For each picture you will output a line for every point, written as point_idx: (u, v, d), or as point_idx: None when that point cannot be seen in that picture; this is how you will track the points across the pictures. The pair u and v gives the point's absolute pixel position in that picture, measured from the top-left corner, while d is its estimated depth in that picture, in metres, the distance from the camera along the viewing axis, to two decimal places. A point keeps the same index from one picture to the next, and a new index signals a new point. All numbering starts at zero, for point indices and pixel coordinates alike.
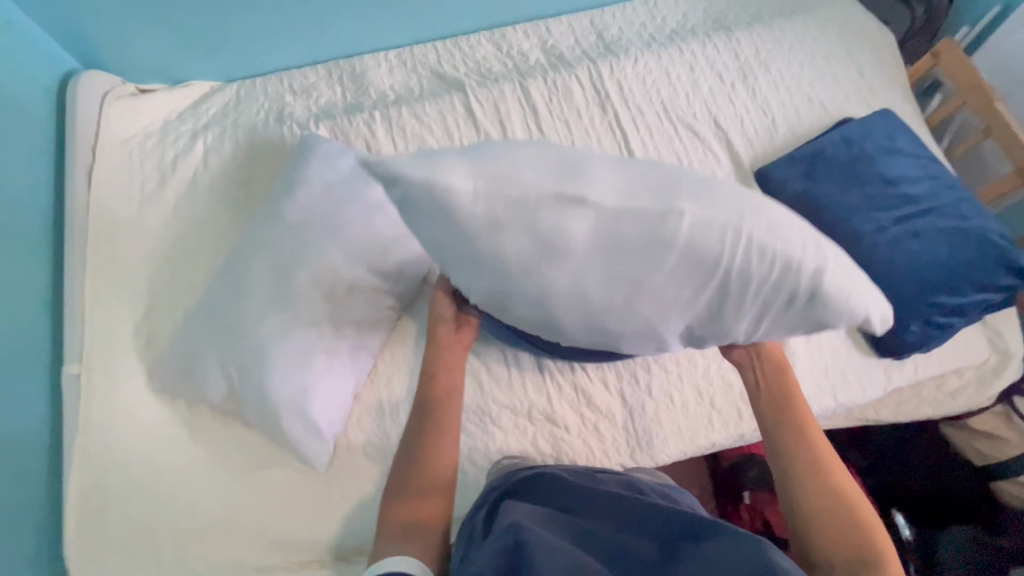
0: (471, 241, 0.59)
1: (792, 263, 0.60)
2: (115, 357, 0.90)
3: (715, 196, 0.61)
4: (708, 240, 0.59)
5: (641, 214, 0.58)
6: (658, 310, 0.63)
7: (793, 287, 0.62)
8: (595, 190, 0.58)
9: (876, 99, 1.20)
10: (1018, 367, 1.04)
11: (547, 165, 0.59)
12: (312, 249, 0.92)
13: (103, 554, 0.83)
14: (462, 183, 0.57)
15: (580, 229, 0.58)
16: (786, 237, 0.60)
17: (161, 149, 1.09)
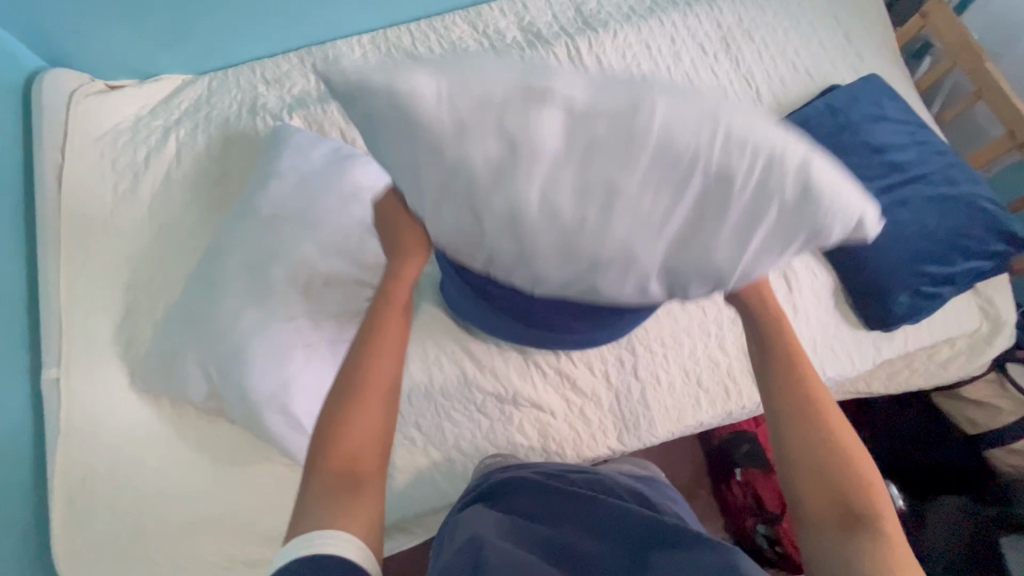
0: (429, 151, 0.49)
1: (776, 151, 0.46)
2: (96, 360, 0.90)
3: (695, 93, 0.48)
4: (685, 133, 0.46)
5: (615, 113, 0.46)
6: (637, 235, 0.47)
7: (782, 174, 0.46)
8: (564, 84, 0.47)
9: (863, 64, 1.16)
10: (1010, 335, 1.03)
11: (517, 66, 0.49)
12: (287, 243, 0.91)
13: (92, 556, 0.84)
14: (429, 87, 0.48)
15: (553, 131, 0.46)
16: (773, 129, 0.47)
17: (133, 146, 1.06)
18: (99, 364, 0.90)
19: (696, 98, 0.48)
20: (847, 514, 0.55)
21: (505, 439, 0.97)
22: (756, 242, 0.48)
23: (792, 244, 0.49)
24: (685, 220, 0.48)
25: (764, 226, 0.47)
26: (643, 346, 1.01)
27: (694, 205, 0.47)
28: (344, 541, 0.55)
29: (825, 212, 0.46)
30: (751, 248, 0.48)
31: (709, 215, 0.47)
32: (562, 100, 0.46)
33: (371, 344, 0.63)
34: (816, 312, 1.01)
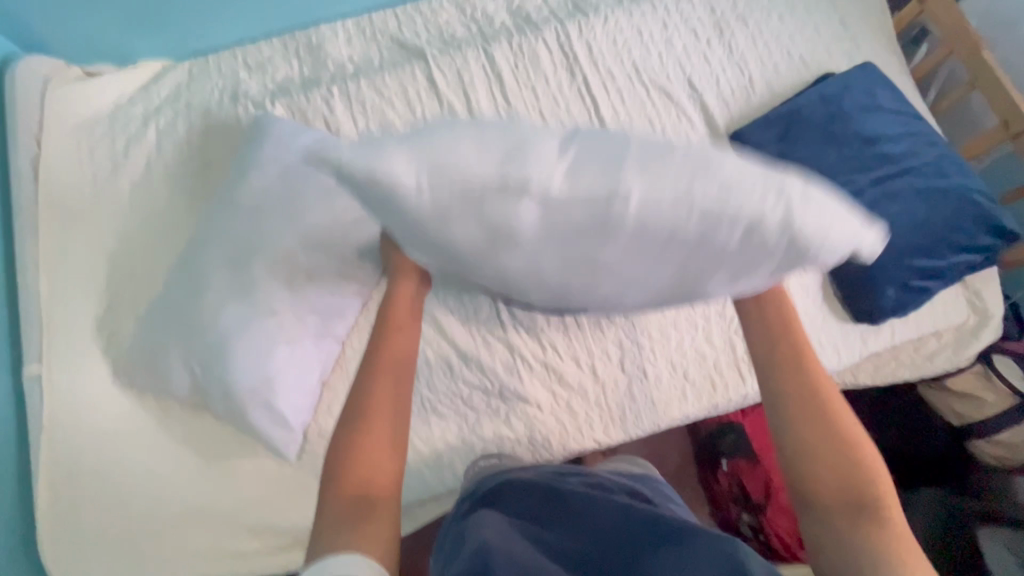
0: (422, 233, 0.56)
1: (758, 216, 0.53)
2: (77, 354, 0.90)
3: (679, 163, 0.52)
4: (665, 219, 0.53)
5: (588, 204, 0.52)
6: (624, 282, 0.60)
7: (766, 232, 0.54)
8: (541, 171, 0.51)
9: (858, 52, 1.14)
10: (996, 328, 1.03)
11: (492, 140, 0.53)
12: (268, 237, 0.90)
13: (81, 549, 0.85)
14: (404, 178, 0.52)
15: (524, 220, 0.53)
16: (745, 196, 0.52)
17: (111, 135, 1.04)
18: (82, 358, 0.90)
19: (660, 177, 0.52)
20: (866, 505, 0.55)
21: (491, 432, 0.97)
22: (724, 279, 0.59)
23: (773, 269, 0.58)
24: (672, 272, 0.59)
25: (730, 273, 0.58)
26: (630, 340, 1.00)
27: (682, 262, 0.57)
28: (349, 558, 0.53)
29: (801, 250, 0.55)
30: (719, 285, 0.60)
31: (687, 271, 0.59)
32: (529, 201, 0.52)
33: (380, 368, 0.67)
34: (803, 305, 1.00)
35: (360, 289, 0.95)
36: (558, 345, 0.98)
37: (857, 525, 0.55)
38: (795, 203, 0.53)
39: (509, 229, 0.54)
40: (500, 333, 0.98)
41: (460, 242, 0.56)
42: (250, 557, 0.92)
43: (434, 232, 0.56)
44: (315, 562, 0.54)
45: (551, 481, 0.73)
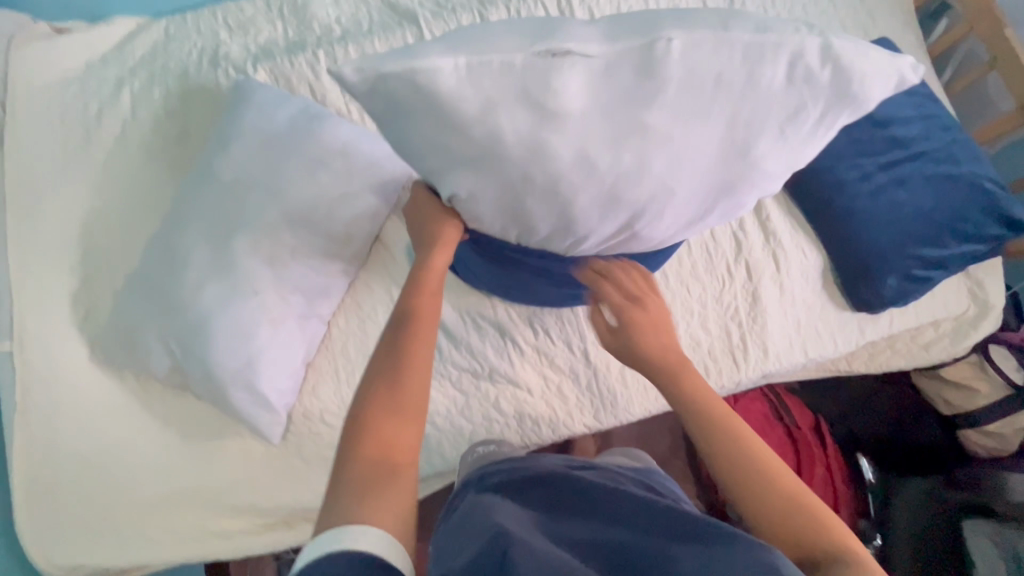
0: (459, 135, 0.52)
1: (792, 47, 0.53)
2: (52, 331, 0.87)
3: (696, 20, 0.54)
4: (702, 54, 0.52)
5: (632, 52, 0.52)
6: (676, 168, 0.54)
7: (807, 63, 0.53)
8: (579, 42, 0.52)
9: (875, 26, 1.08)
10: (996, 319, 1.01)
11: (523, 32, 0.53)
12: (249, 212, 0.86)
13: (60, 528, 0.84)
14: (446, 57, 0.51)
15: (575, 85, 0.51)
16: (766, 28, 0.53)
17: (83, 99, 0.97)
18: (57, 335, 0.87)
19: (692, 26, 0.53)
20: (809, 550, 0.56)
21: (480, 415, 0.96)
22: (773, 138, 0.55)
23: (820, 115, 0.55)
24: (724, 140, 0.54)
25: (779, 119, 0.54)
26: None
27: (729, 113, 0.53)
28: (374, 534, 0.53)
29: (843, 77, 0.53)
30: (769, 148, 0.55)
31: (736, 129, 0.54)
32: (576, 55, 0.51)
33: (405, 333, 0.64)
34: (802, 293, 0.98)
35: (347, 269, 0.92)
36: (551, 329, 0.96)
37: (810, 564, 0.55)
38: (821, 40, 0.53)
39: (556, 102, 0.51)
40: (490, 316, 0.94)
41: (512, 132, 0.52)
42: (236, 537, 0.91)
43: (491, 132, 0.52)
44: (337, 527, 0.53)
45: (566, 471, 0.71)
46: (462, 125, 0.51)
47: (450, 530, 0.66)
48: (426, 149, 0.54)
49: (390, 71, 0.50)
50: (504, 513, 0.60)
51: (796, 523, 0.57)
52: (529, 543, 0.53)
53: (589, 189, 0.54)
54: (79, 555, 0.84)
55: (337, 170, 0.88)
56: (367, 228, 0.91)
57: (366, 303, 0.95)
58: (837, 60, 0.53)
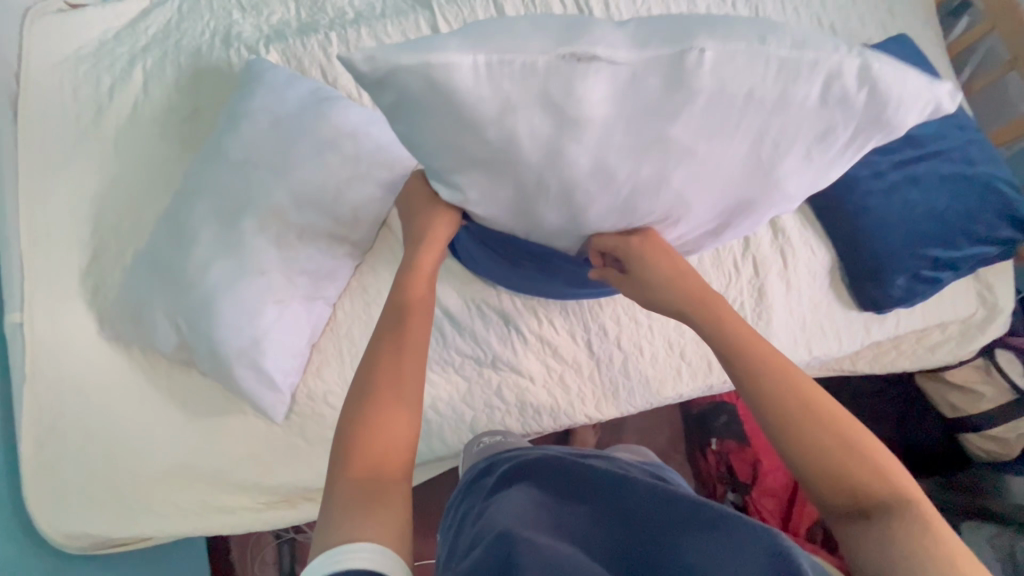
0: (476, 134, 0.53)
1: (833, 67, 0.50)
2: (62, 305, 0.88)
3: (733, 24, 0.51)
4: (737, 72, 0.50)
5: (661, 60, 0.49)
6: (694, 181, 0.58)
7: (845, 84, 0.51)
8: (605, 45, 0.49)
9: (894, 22, 1.06)
10: (1004, 323, 1.00)
11: (551, 28, 0.50)
12: (258, 193, 0.86)
13: (66, 499, 0.85)
14: (468, 58, 0.49)
15: (597, 93, 0.50)
16: (814, 44, 0.50)
17: (95, 74, 0.97)
18: (68, 308, 0.88)
19: (735, 34, 0.49)
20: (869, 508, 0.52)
21: (482, 401, 0.97)
22: (795, 155, 0.56)
23: (851, 137, 0.55)
24: (742, 156, 0.56)
25: (805, 138, 0.54)
26: (628, 317, 0.97)
27: (752, 132, 0.53)
28: (368, 550, 0.49)
29: (878, 102, 0.51)
30: (791, 164, 0.57)
31: (757, 146, 0.55)
32: (602, 62, 0.48)
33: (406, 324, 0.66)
34: (809, 290, 0.97)
35: (353, 252, 0.92)
36: (555, 318, 0.96)
37: (871, 520, 0.51)
38: (865, 59, 0.50)
39: (575, 110, 0.51)
40: (495, 303, 0.94)
41: (533, 141, 0.53)
42: (239, 512, 0.92)
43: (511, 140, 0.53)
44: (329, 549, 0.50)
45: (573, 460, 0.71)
46: (483, 134, 0.53)
47: (457, 528, 0.68)
48: (441, 146, 0.56)
49: (410, 73, 0.49)
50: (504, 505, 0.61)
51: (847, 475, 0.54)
52: (527, 534, 0.54)
53: (600, 191, 0.58)
54: (84, 526, 0.86)
55: (347, 152, 0.88)
56: (375, 212, 0.91)
57: (372, 286, 0.95)
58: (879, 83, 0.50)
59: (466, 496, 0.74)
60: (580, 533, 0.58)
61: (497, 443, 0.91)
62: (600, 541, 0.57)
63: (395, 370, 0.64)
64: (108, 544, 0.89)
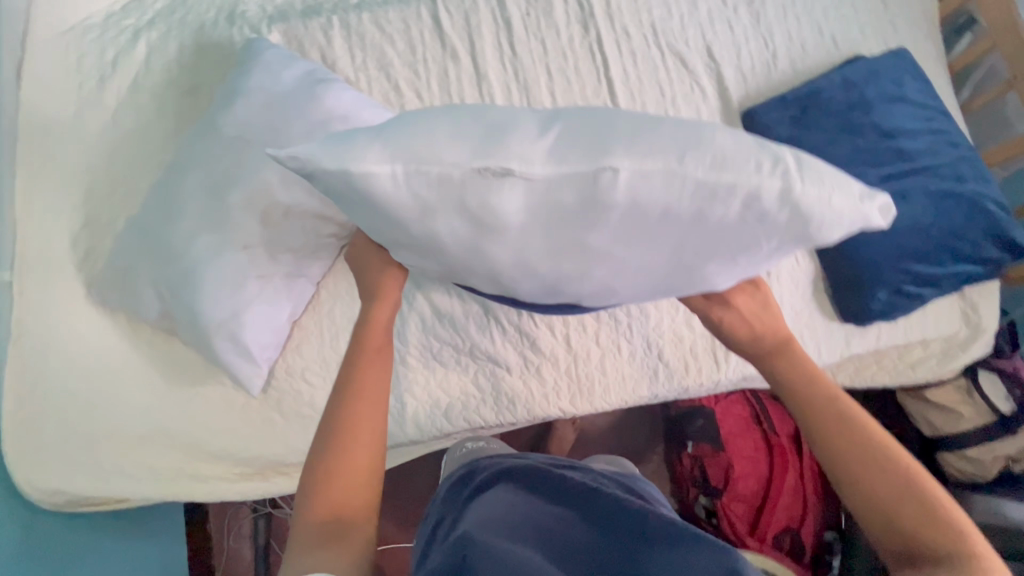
0: (404, 228, 0.55)
1: (753, 188, 0.50)
2: (54, 267, 0.90)
3: (654, 138, 0.51)
4: (651, 191, 0.50)
5: (576, 177, 0.50)
6: (619, 277, 0.58)
7: (765, 205, 0.50)
8: (520, 160, 0.50)
9: (896, 35, 1.06)
10: (987, 343, 1.00)
11: (471, 134, 0.52)
12: (247, 169, 0.87)
13: (42, 456, 0.87)
14: (382, 168, 0.51)
15: (511, 204, 0.52)
16: (730, 166, 0.50)
17: (100, 45, 0.99)
18: (59, 271, 0.90)
19: (648, 151, 0.50)
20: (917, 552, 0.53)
21: (458, 388, 0.98)
22: (722, 261, 0.56)
23: (774, 248, 0.55)
24: (666, 258, 0.56)
25: (729, 248, 0.54)
26: (608, 314, 0.98)
27: (673, 240, 0.54)
28: None
29: (801, 223, 0.51)
30: (716, 268, 0.56)
31: (679, 254, 0.55)
32: (513, 177, 0.50)
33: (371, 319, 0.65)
34: (790, 299, 0.97)
35: (338, 233, 0.91)
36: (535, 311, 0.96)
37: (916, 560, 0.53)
38: (789, 180, 0.50)
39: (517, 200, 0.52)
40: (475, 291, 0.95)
41: (454, 241, 0.55)
42: (212, 481, 0.94)
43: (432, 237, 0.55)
44: None
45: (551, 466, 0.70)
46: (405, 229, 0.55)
47: (435, 525, 0.69)
48: (374, 228, 0.58)
49: (328, 178, 0.51)
50: (474, 507, 0.62)
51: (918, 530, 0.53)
52: (491, 540, 0.54)
53: (533, 283, 0.59)
54: (59, 483, 0.87)
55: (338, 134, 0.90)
56: None
57: None
58: (801, 205, 0.50)
59: (442, 490, 0.77)
60: (546, 536, 0.58)
61: (478, 449, 0.92)
62: (566, 545, 0.57)
63: (359, 412, 0.61)
64: (83, 502, 0.91)
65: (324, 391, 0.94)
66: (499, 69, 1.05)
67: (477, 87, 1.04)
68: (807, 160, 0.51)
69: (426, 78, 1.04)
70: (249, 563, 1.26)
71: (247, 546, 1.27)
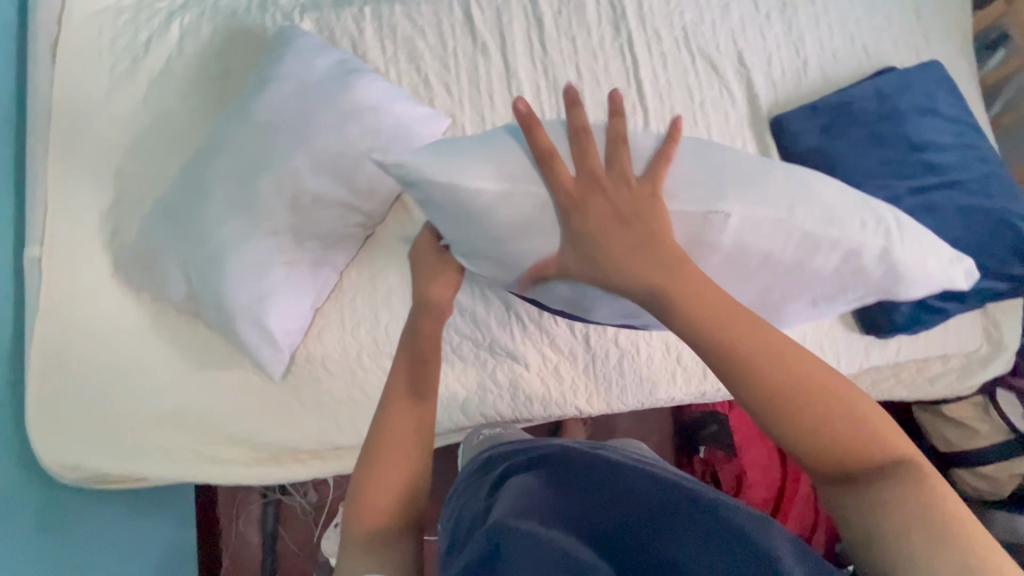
0: (493, 241, 0.68)
1: (857, 245, 0.69)
2: (82, 245, 0.91)
3: (764, 191, 0.67)
4: (755, 235, 0.66)
5: (705, 219, 0.65)
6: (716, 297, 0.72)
7: (869, 261, 0.70)
8: (690, 197, 0.65)
9: (928, 48, 1.05)
10: (1006, 361, 1.00)
11: (675, 173, 0.65)
12: (278, 156, 0.88)
13: (64, 431, 0.87)
14: (481, 180, 0.65)
15: (681, 234, 0.65)
16: (838, 223, 0.68)
17: (134, 27, 1.00)
18: (88, 249, 0.91)
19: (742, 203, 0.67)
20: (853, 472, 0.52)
21: (475, 383, 0.98)
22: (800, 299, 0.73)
23: (858, 295, 0.74)
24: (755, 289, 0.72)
25: (817, 294, 0.73)
26: None
27: (767, 281, 0.71)
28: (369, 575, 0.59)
29: (895, 278, 0.72)
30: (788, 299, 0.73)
31: (763, 284, 0.71)
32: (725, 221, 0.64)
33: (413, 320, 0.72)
34: None
35: (364, 223, 0.93)
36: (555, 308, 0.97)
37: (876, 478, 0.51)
38: (896, 248, 0.70)
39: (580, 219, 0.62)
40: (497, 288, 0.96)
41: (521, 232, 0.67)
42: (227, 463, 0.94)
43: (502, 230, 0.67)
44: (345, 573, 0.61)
45: (568, 451, 0.70)
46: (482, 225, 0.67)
47: (457, 522, 0.68)
48: (459, 237, 0.69)
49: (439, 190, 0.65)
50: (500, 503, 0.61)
51: (848, 445, 0.52)
52: (524, 526, 0.53)
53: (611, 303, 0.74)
54: (79, 458, 0.88)
55: (369, 124, 0.91)
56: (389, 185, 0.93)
57: (381, 260, 0.97)
58: (898, 264, 0.71)
59: (455, 495, 0.74)
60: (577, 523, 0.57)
61: (494, 437, 0.93)
62: (592, 530, 0.57)
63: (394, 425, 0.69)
64: (101, 479, 0.91)
65: (344, 379, 0.95)
66: (529, 66, 1.05)
67: (507, 83, 1.04)
68: (916, 229, 0.72)
69: (456, 72, 1.04)
70: (255, 547, 1.27)
71: (254, 531, 1.27)
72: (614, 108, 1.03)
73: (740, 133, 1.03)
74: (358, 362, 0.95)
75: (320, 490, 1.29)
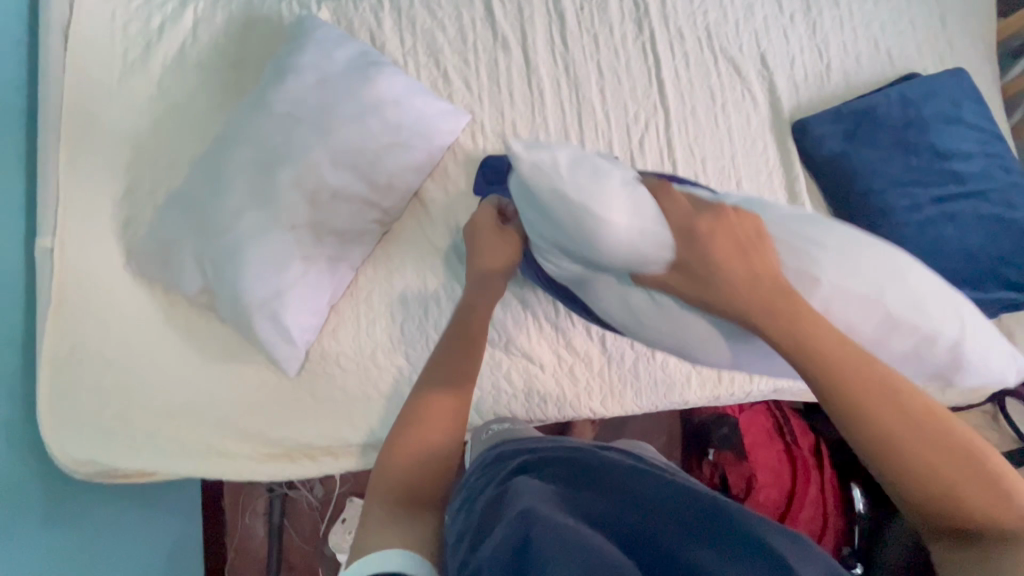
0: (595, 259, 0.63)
1: (933, 333, 0.60)
2: (94, 235, 0.89)
3: (861, 264, 0.60)
4: (842, 304, 0.59)
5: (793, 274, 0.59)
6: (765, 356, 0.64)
7: (941, 350, 0.61)
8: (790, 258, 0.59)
9: (952, 55, 1.05)
10: (1019, 371, 1.00)
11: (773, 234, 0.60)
12: (297, 149, 0.87)
13: (75, 424, 0.86)
14: (595, 174, 0.59)
15: None
16: (922, 310, 0.60)
17: (147, 12, 0.97)
18: (99, 240, 0.89)
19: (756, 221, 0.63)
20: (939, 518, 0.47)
21: (488, 381, 0.96)
22: None
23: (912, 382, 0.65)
24: None
25: None
26: None
27: None
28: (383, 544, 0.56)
29: (960, 371, 0.63)
30: None
31: None
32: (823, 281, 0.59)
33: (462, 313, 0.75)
34: None
35: (382, 219, 0.92)
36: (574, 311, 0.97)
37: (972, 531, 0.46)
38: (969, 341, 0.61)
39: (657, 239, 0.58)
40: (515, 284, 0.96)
41: (633, 236, 0.58)
42: (239, 460, 0.92)
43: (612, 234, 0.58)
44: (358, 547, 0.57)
45: (588, 460, 0.67)
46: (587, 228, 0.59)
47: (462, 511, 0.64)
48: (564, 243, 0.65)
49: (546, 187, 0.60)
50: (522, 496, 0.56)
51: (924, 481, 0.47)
52: (551, 520, 0.48)
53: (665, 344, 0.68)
54: (91, 453, 0.86)
55: (390, 119, 0.90)
56: (409, 182, 0.92)
57: (397, 257, 0.96)
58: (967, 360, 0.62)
59: (469, 494, 0.69)
60: (604, 525, 0.52)
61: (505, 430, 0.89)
62: (621, 528, 0.52)
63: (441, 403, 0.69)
64: (110, 474, 0.89)
65: (358, 376, 0.94)
66: (550, 63, 1.03)
67: (527, 80, 1.02)
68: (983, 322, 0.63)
69: (476, 67, 1.02)
70: (260, 540, 1.27)
71: (260, 524, 1.27)
72: (635, 107, 1.02)
73: (761, 135, 1.01)
74: (373, 359, 0.95)
75: (326, 485, 1.28)
